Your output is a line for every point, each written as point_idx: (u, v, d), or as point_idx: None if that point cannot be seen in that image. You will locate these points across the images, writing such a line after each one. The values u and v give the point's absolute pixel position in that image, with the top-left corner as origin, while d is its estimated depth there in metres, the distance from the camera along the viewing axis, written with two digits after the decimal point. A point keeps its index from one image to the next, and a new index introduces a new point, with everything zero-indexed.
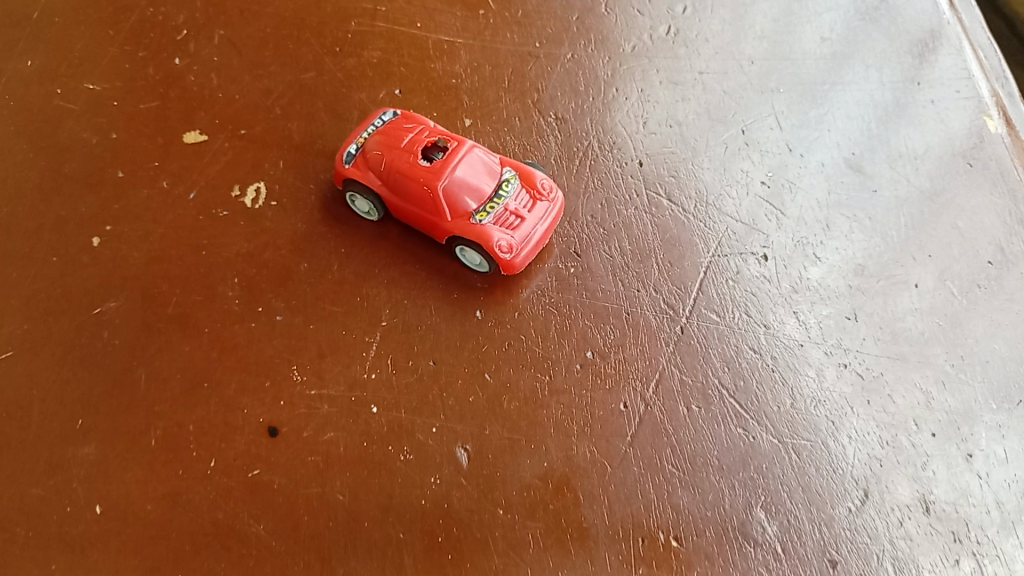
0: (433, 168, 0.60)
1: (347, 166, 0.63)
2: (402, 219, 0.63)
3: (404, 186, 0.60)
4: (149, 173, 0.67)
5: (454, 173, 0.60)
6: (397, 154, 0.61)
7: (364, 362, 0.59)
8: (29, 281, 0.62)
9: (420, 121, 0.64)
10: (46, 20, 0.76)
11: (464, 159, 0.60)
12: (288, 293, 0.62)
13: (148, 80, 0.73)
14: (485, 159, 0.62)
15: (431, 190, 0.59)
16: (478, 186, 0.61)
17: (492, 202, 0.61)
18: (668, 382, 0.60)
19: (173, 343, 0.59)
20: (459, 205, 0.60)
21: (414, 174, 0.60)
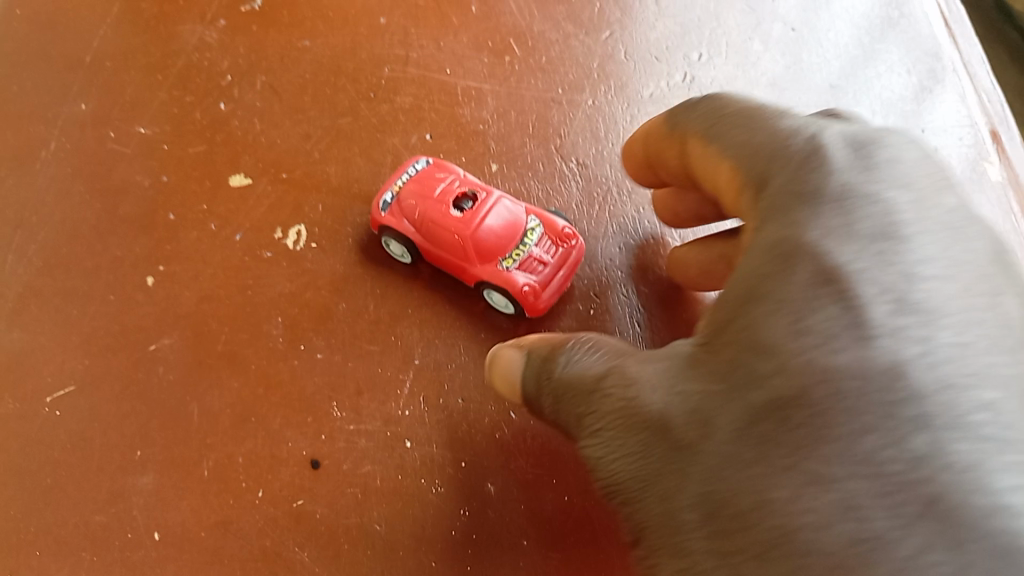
0: (464, 219, 0.66)
1: (382, 210, 0.68)
2: (432, 261, 0.68)
3: (434, 233, 0.66)
4: (198, 215, 0.72)
5: (480, 223, 0.66)
6: (428, 204, 0.67)
7: (398, 399, 0.64)
8: (89, 318, 0.67)
9: (448, 172, 0.70)
10: (98, 65, 0.81)
11: (490, 210, 0.66)
12: (328, 333, 0.66)
13: (195, 125, 0.78)
14: (509, 209, 0.68)
15: (461, 239, 0.65)
16: (503, 235, 0.66)
17: (518, 249, 0.66)
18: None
19: (223, 380, 0.64)
20: (486, 251, 0.65)
21: (447, 224, 0.66)
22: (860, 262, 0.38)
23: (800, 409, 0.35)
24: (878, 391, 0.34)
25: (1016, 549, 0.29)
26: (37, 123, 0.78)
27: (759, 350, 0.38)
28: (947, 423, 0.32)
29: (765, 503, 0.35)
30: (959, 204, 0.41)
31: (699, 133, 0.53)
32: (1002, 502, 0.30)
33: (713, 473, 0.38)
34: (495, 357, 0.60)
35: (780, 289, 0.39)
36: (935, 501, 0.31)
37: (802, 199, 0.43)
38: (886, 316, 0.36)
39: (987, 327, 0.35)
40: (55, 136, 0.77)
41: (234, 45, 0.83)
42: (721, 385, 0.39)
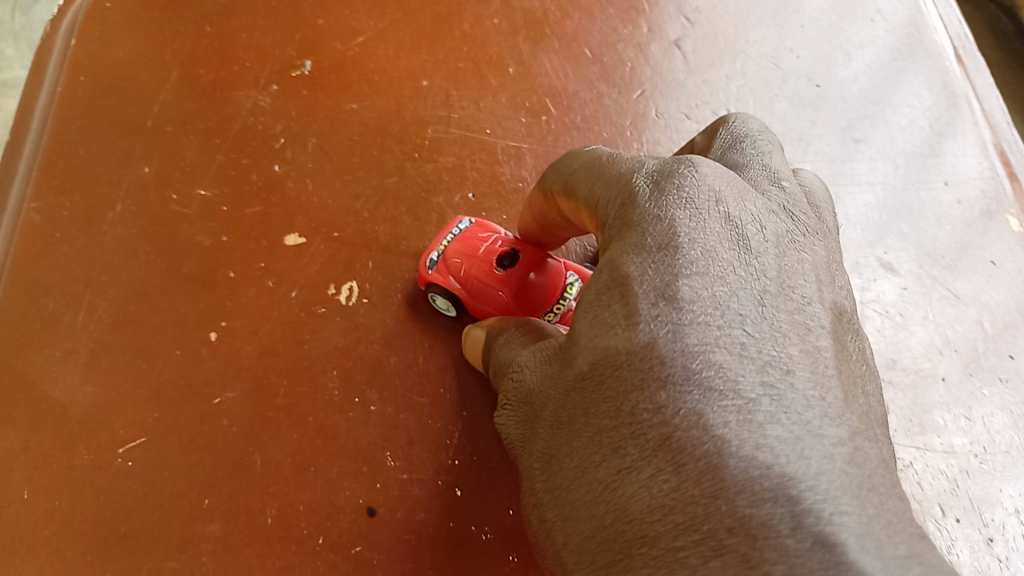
0: (508, 276, 0.69)
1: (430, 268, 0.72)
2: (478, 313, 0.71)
3: (481, 287, 0.70)
4: (256, 272, 0.77)
5: (525, 275, 0.69)
6: (475, 258, 0.71)
7: (448, 449, 0.68)
8: (158, 372, 0.72)
9: (490, 226, 0.74)
10: (159, 130, 0.87)
11: (532, 264, 0.70)
12: (381, 385, 0.70)
13: (251, 186, 0.82)
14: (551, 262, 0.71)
15: (506, 294, 0.69)
16: (545, 287, 0.69)
17: (560, 304, 0.69)
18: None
19: (283, 431, 0.68)
20: (531, 303, 0.69)
21: (491, 281, 0.69)
22: (638, 260, 0.44)
23: (593, 375, 0.44)
24: (630, 366, 0.41)
25: (725, 475, 0.36)
26: (103, 185, 0.83)
27: (575, 336, 0.46)
28: (682, 379, 0.39)
29: (560, 458, 0.44)
30: (744, 196, 0.46)
31: (563, 190, 0.59)
32: (716, 436, 0.37)
33: (547, 437, 0.47)
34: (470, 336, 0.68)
35: (584, 291, 0.46)
36: (668, 441, 0.39)
37: (614, 222, 0.48)
38: (648, 305, 0.42)
39: (737, 302, 0.41)
40: (121, 199, 0.82)
41: (287, 109, 0.88)
42: (555, 362, 0.48)
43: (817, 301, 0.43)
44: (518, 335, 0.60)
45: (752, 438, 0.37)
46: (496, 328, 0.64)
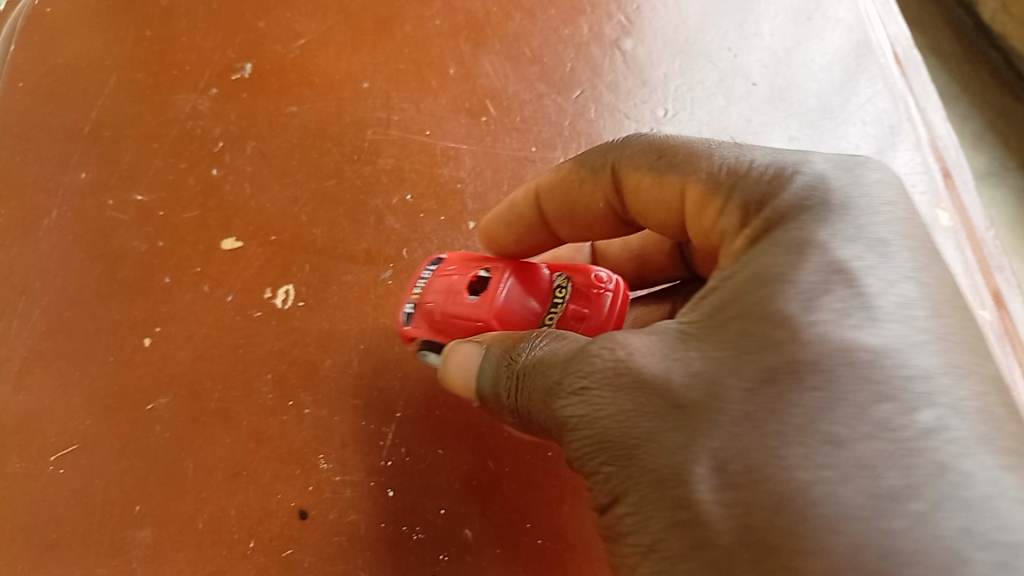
0: (481, 302, 0.62)
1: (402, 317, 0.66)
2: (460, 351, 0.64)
3: (452, 316, 0.63)
4: (192, 277, 0.77)
5: (499, 292, 0.61)
6: (441, 287, 0.64)
7: (381, 450, 0.68)
8: (91, 379, 0.71)
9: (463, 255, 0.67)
10: (97, 135, 0.86)
11: (508, 280, 0.62)
12: (315, 388, 0.70)
13: (188, 191, 0.82)
14: (530, 276, 0.63)
15: (484, 321, 0.61)
16: (529, 306, 0.62)
17: (549, 314, 0.62)
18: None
19: (216, 435, 0.68)
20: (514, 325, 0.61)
21: (467, 315, 0.62)
22: (812, 274, 0.44)
23: (786, 377, 0.41)
24: (867, 371, 0.40)
25: (986, 522, 0.36)
26: (39, 192, 0.82)
27: (747, 321, 0.44)
28: (954, 437, 0.38)
29: (710, 456, 0.41)
30: (931, 247, 0.48)
31: (651, 167, 0.59)
32: (970, 492, 0.37)
33: (665, 433, 0.43)
34: (453, 349, 0.60)
35: (755, 277, 0.46)
36: (942, 471, 0.37)
37: (779, 236, 0.47)
38: (929, 330, 0.42)
39: (966, 354, 0.42)
40: (57, 205, 0.82)
41: (225, 113, 0.87)
42: (686, 353, 0.45)
43: (985, 361, 0.43)
44: (545, 345, 0.53)
45: (994, 491, 0.37)
46: (510, 341, 0.56)
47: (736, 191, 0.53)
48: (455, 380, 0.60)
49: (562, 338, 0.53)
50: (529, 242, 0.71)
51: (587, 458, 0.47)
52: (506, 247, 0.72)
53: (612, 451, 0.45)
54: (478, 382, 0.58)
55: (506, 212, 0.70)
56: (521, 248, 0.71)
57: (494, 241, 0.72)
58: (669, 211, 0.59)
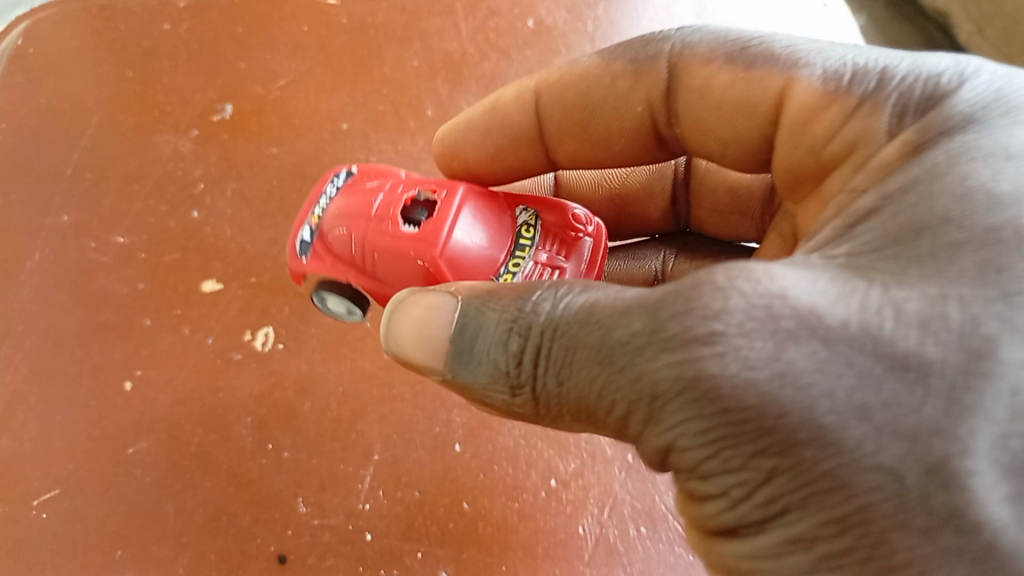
0: (424, 236, 0.52)
1: (310, 248, 0.58)
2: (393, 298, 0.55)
3: (387, 260, 0.53)
4: (173, 319, 0.78)
5: (450, 235, 0.51)
6: (369, 221, 0.54)
7: (359, 493, 0.69)
8: (72, 423, 0.72)
9: (392, 176, 0.58)
10: (78, 177, 0.87)
11: (454, 210, 0.52)
12: (293, 431, 0.72)
13: (170, 233, 0.83)
14: (485, 212, 0.53)
15: (424, 261, 0.51)
16: (482, 247, 0.52)
17: (515, 261, 0.52)
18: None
19: (196, 479, 0.69)
20: (467, 275, 0.51)
21: (401, 248, 0.52)
22: None
23: None
24: None
25: None
26: (22, 235, 0.83)
27: (989, 249, 0.34)
28: None
29: (983, 443, 0.31)
30: None
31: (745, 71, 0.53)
32: None
33: (901, 413, 0.32)
34: (405, 304, 0.47)
35: (963, 194, 0.36)
36: None
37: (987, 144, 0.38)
38: None
39: None
40: (39, 248, 0.83)
41: (206, 154, 0.89)
42: (873, 295, 0.34)
43: None
44: (579, 294, 0.42)
45: None
46: (506, 292, 0.44)
47: (880, 93, 0.45)
48: (421, 346, 0.47)
49: (593, 285, 0.42)
50: (512, 159, 0.69)
51: (731, 448, 0.35)
52: (474, 161, 0.69)
53: (787, 440, 0.34)
54: (450, 340, 0.45)
55: (487, 125, 0.67)
56: (501, 164, 0.69)
57: (461, 155, 0.69)
58: (748, 114, 0.53)
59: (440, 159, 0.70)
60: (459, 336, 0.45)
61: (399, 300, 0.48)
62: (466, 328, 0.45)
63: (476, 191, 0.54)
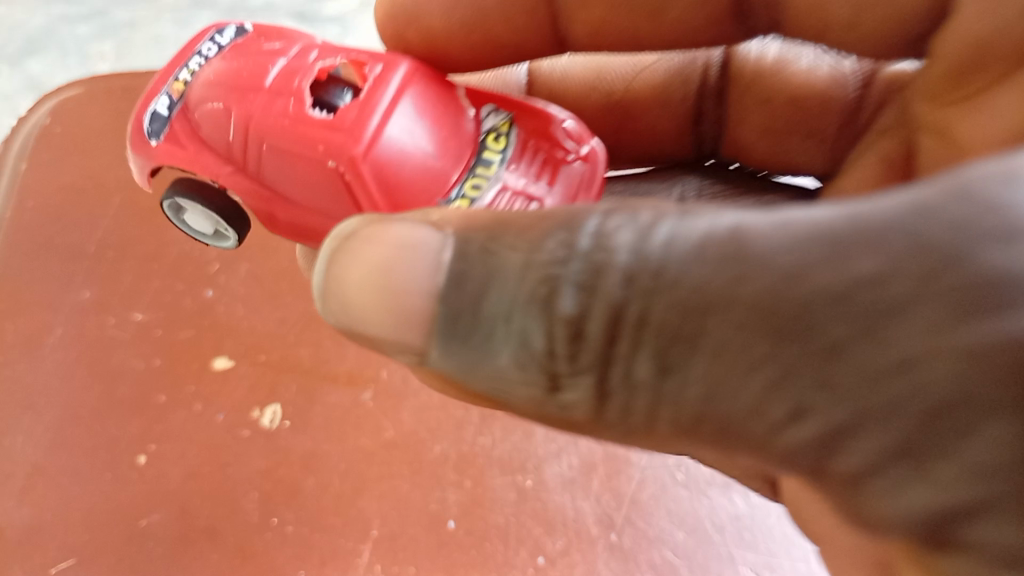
0: (346, 127, 0.56)
1: (166, 127, 0.62)
2: (279, 203, 0.60)
3: (279, 155, 0.58)
4: (186, 395, 0.82)
5: (378, 131, 0.56)
6: (264, 96, 0.58)
7: (357, 567, 0.74)
8: (89, 495, 0.77)
9: (290, 40, 0.62)
10: (100, 254, 0.92)
11: (382, 104, 0.57)
12: (298, 506, 0.76)
13: (185, 311, 0.88)
14: (418, 108, 0.59)
15: (343, 155, 0.56)
16: (415, 146, 0.57)
17: (477, 177, 0.59)
18: (772, 198, 0.75)
19: (205, 551, 0.74)
20: (391, 172, 0.56)
21: (321, 135, 0.56)
22: None
23: None
24: None
25: None
26: (45, 310, 0.88)
27: None
28: None
29: None
30: None
31: None
32: None
33: None
34: (367, 238, 0.41)
35: None
36: None
37: None
38: None
39: None
40: (61, 323, 0.87)
41: None
42: None
43: None
44: (687, 229, 0.33)
45: None
46: (544, 237, 0.36)
47: None
48: (382, 301, 0.40)
49: (694, 214, 0.34)
50: (497, 29, 0.73)
51: None
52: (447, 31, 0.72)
53: None
54: (439, 296, 0.38)
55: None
56: (512, 26, 0.73)
57: (437, 35, 0.72)
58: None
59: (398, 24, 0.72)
60: (474, 298, 0.37)
61: (356, 240, 0.42)
62: (495, 286, 0.37)
63: (412, 82, 0.59)
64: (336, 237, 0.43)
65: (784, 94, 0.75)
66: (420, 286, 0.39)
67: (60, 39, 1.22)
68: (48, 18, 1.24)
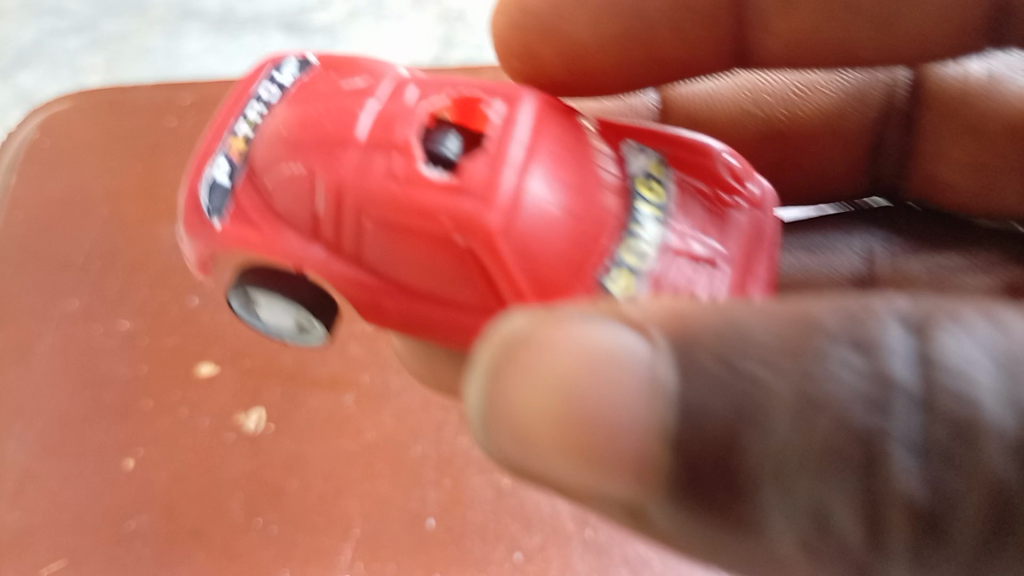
0: (482, 193, 0.53)
1: (227, 205, 0.60)
2: (390, 292, 0.58)
3: (387, 232, 0.55)
4: (172, 401, 0.84)
5: (525, 188, 0.53)
6: (358, 154, 0.56)
7: (339, 565, 0.76)
8: (78, 499, 0.79)
9: (375, 78, 0.60)
10: (88, 264, 0.94)
11: (518, 154, 0.54)
12: (282, 506, 0.79)
13: (171, 319, 0.90)
14: (554, 158, 0.56)
15: (483, 221, 0.52)
16: (553, 208, 0.54)
17: (637, 233, 0.57)
18: (932, 258, 0.76)
19: (191, 552, 0.76)
20: (534, 239, 0.53)
21: (449, 197, 0.53)
22: None
23: None
24: None
25: None
26: (35, 320, 0.90)
27: None
28: None
29: None
30: None
31: None
32: None
33: None
34: (524, 347, 0.36)
35: None
36: None
37: None
38: None
39: None
40: (50, 332, 0.89)
41: None
42: None
43: None
44: (982, 355, 0.34)
45: None
46: (819, 356, 0.35)
47: None
48: (570, 436, 0.35)
49: (949, 324, 0.35)
50: (642, 35, 0.74)
51: None
52: (593, 44, 0.74)
53: None
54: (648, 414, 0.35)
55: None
56: (683, 42, 0.75)
57: (579, 46, 0.75)
58: None
59: (525, 33, 0.75)
60: (750, 439, 0.35)
61: (527, 349, 0.36)
62: (775, 417, 0.35)
63: (545, 127, 0.57)
64: (494, 345, 0.37)
65: (998, 120, 0.74)
66: (639, 414, 0.35)
67: (52, 52, 1.24)
68: (40, 32, 1.26)
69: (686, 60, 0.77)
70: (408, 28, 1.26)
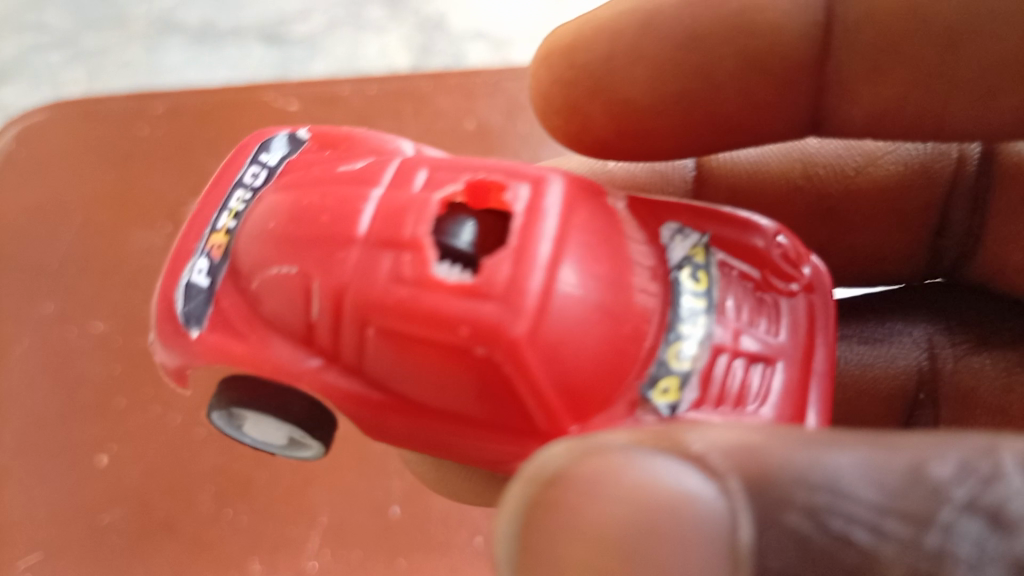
0: (505, 295, 0.48)
1: (207, 312, 0.57)
2: (395, 405, 0.53)
3: (390, 339, 0.50)
4: (145, 398, 0.87)
5: (554, 288, 0.49)
6: (360, 253, 0.51)
7: (306, 551, 0.80)
8: (54, 494, 0.82)
9: (376, 162, 0.56)
10: (62, 269, 0.97)
11: (542, 251, 0.49)
12: (251, 499, 0.82)
13: (143, 320, 0.93)
14: (585, 251, 0.51)
15: (506, 333, 0.48)
16: (586, 309, 0.50)
17: (686, 343, 0.51)
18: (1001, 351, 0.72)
19: (163, 543, 0.80)
20: (565, 347, 0.49)
21: (473, 301, 0.48)
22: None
23: None
24: None
25: None
26: (11, 323, 0.93)
27: None
28: None
29: None
30: None
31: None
32: None
33: None
34: (560, 501, 0.38)
35: None
36: None
37: None
38: None
39: None
40: (25, 334, 0.92)
41: None
42: None
43: None
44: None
45: None
46: (844, 495, 0.37)
47: None
48: None
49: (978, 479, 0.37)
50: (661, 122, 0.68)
51: None
52: (650, 107, 0.67)
53: None
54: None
55: (681, 62, 0.66)
56: (750, 106, 0.68)
57: (629, 106, 0.67)
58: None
59: (573, 88, 0.68)
60: None
61: (570, 489, 0.38)
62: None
63: (573, 212, 0.52)
64: (530, 479, 0.39)
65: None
66: None
67: (33, 66, 1.21)
68: (21, 49, 1.22)
69: (748, 134, 0.70)
70: (388, 44, 1.24)
